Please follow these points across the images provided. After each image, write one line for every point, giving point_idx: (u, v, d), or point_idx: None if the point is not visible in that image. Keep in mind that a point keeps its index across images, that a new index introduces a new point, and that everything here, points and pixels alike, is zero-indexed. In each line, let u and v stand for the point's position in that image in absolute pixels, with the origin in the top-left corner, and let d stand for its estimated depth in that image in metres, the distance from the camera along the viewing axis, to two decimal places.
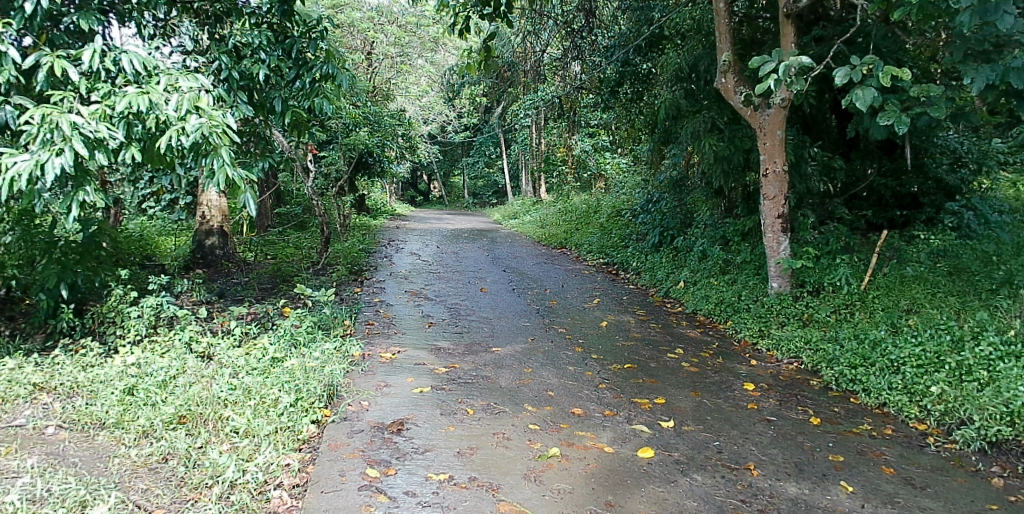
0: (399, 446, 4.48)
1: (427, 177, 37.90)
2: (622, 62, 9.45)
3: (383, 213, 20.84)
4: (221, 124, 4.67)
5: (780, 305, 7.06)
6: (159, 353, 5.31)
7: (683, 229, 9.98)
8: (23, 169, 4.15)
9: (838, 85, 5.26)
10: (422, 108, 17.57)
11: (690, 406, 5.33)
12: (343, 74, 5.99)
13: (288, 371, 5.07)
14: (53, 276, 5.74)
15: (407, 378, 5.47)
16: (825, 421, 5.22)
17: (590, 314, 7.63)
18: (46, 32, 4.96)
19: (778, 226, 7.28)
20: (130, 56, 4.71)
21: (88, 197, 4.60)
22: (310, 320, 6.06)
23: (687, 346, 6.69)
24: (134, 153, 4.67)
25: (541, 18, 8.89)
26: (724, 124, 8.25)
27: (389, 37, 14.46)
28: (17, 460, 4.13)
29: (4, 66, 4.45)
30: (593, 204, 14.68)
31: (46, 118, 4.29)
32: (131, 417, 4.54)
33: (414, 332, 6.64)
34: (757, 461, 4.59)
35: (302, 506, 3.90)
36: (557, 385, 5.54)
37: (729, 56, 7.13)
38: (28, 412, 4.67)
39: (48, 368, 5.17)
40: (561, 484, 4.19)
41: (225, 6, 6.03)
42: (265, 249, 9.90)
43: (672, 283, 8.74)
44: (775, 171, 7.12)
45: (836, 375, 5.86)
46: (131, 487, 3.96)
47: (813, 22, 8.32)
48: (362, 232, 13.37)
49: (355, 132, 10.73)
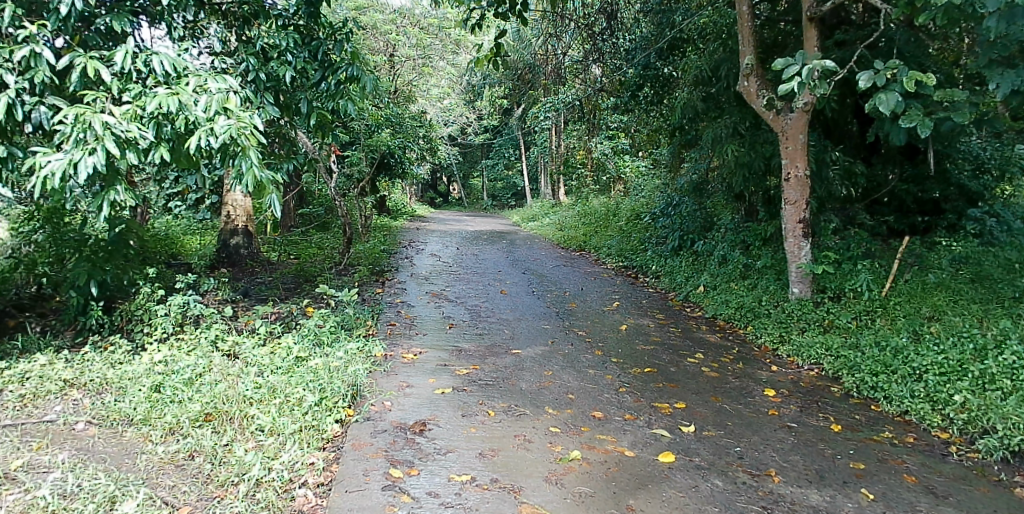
0: (422, 446, 4.51)
1: (446, 180, 38.08)
2: (643, 66, 9.39)
3: (403, 214, 20.86)
4: (249, 126, 4.73)
5: (801, 310, 7.03)
6: (185, 351, 5.35)
7: (703, 233, 9.92)
8: (56, 168, 4.24)
9: (861, 90, 5.22)
10: (443, 110, 17.57)
11: (711, 411, 5.33)
12: (368, 76, 6.04)
13: (312, 370, 5.11)
14: (83, 273, 5.77)
15: (429, 379, 5.51)
16: (846, 428, 5.19)
17: (609, 317, 7.63)
18: (79, 33, 5.00)
19: (799, 231, 7.25)
20: (160, 58, 4.79)
21: (119, 197, 4.67)
22: (333, 320, 6.12)
23: (708, 351, 6.68)
24: (164, 154, 4.71)
25: (563, 20, 8.98)
26: (746, 129, 8.26)
27: (412, 39, 14.29)
28: (48, 455, 4.19)
29: (39, 68, 4.55)
30: (612, 207, 14.69)
31: (80, 118, 4.37)
32: (158, 414, 4.59)
33: (435, 333, 6.69)
34: (778, 467, 4.58)
35: (326, 505, 3.94)
36: (578, 387, 5.57)
37: (752, 59, 7.12)
38: (58, 408, 4.74)
39: (78, 364, 5.24)
40: (583, 487, 4.20)
41: (252, 7, 5.93)
42: (289, 248, 9.98)
43: (692, 287, 8.69)
44: (797, 176, 7.11)
45: (857, 383, 5.81)
46: (159, 484, 4.00)
47: (835, 26, 8.30)
48: (383, 233, 13.46)
49: (378, 133, 10.70)
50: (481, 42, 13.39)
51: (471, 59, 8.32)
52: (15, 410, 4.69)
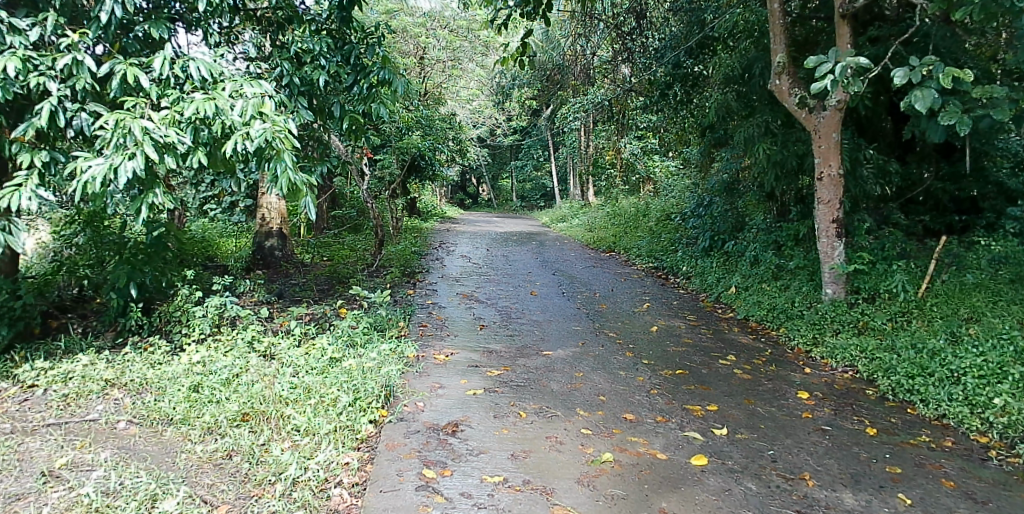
0: (455, 447, 4.53)
1: (475, 181, 38.28)
2: (673, 66, 9.35)
3: (433, 215, 20.96)
4: (284, 130, 4.79)
5: (835, 311, 6.93)
6: (222, 352, 5.45)
7: (735, 233, 9.82)
8: (97, 173, 4.34)
9: (896, 87, 5.14)
10: (472, 112, 17.62)
11: (744, 414, 5.28)
12: (400, 80, 6.09)
13: (346, 371, 5.18)
14: (123, 276, 5.87)
15: (461, 380, 5.54)
16: (881, 432, 5.11)
17: (640, 319, 7.60)
18: (118, 40, 5.10)
19: (833, 231, 7.16)
20: (197, 63, 4.87)
21: (158, 200, 4.76)
22: (366, 320, 6.19)
23: (740, 353, 6.63)
24: (201, 158, 4.80)
25: (591, 21, 9.00)
26: (777, 128, 8.19)
27: (441, 42, 14.35)
28: (91, 453, 4.29)
29: (80, 75, 4.65)
30: (642, 207, 14.61)
31: (120, 124, 4.47)
32: (197, 413, 4.67)
33: (466, 334, 6.71)
34: (813, 471, 4.53)
35: (361, 505, 3.98)
36: (609, 389, 5.56)
37: (784, 57, 7.04)
38: (100, 407, 4.85)
39: (119, 364, 5.36)
40: (615, 489, 4.20)
41: (287, 12, 6.05)
42: (322, 250, 10.09)
43: (723, 288, 8.62)
44: (830, 175, 7.03)
45: (892, 385, 5.72)
46: (198, 482, 4.08)
47: (867, 23, 8.17)
48: (414, 235, 13.53)
49: (409, 135, 10.77)
50: (510, 43, 13.42)
51: (497, 59, 8.26)
52: (59, 410, 4.81)
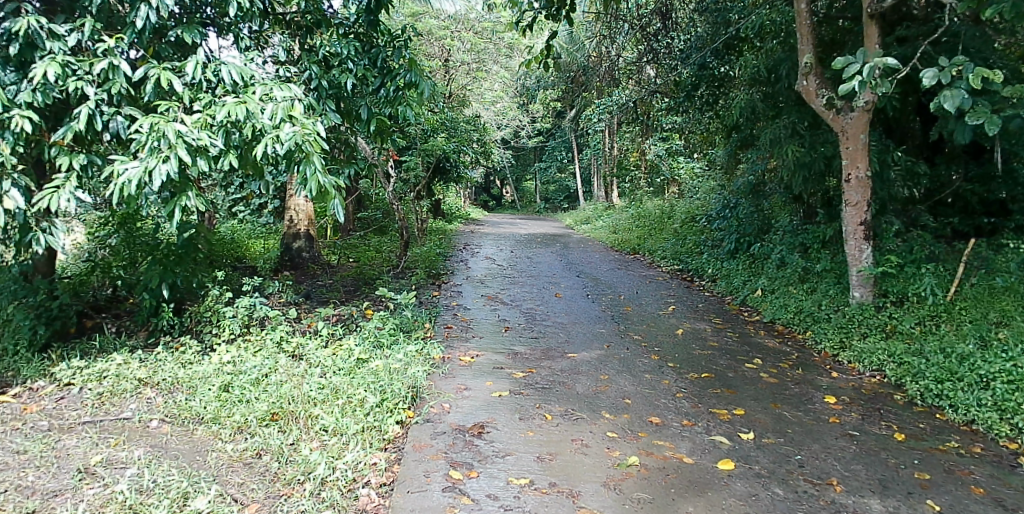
0: (481, 448, 4.55)
1: (499, 183, 38.35)
2: (699, 66, 9.32)
3: (458, 217, 21.03)
4: (313, 132, 4.84)
5: (863, 314, 6.85)
6: (252, 352, 5.52)
7: (761, 235, 9.76)
8: (132, 176, 4.43)
9: (925, 87, 5.07)
10: (496, 114, 17.67)
11: (771, 418, 5.25)
12: (426, 82, 6.12)
13: (373, 372, 5.23)
14: (156, 277, 5.97)
15: (487, 382, 5.56)
16: (909, 437, 5.05)
17: (665, 321, 7.57)
18: (153, 45, 5.19)
19: (860, 233, 7.08)
20: (229, 67, 4.95)
21: (191, 202, 4.84)
22: (392, 322, 6.24)
23: (766, 356, 6.58)
24: (233, 160, 4.87)
25: (617, 22, 9.01)
26: (804, 129, 8.12)
27: (466, 44, 14.38)
28: (125, 452, 4.36)
29: (116, 80, 4.75)
30: (667, 209, 14.54)
31: (155, 127, 4.56)
32: (227, 413, 4.74)
33: (492, 336, 6.73)
34: (840, 477, 4.49)
35: (389, 505, 4.02)
36: (634, 392, 5.55)
37: (811, 57, 6.98)
38: (134, 406, 4.94)
39: (151, 364, 5.45)
40: (641, 493, 4.19)
41: (316, 17, 6.07)
42: (348, 251, 10.18)
43: (749, 291, 8.57)
44: (858, 177, 6.96)
45: (921, 390, 5.65)
46: (228, 481, 4.13)
47: (896, 22, 8.07)
48: (439, 236, 13.58)
49: (434, 137, 10.82)
50: (534, 45, 13.44)
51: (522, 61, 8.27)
52: (93, 408, 4.90)
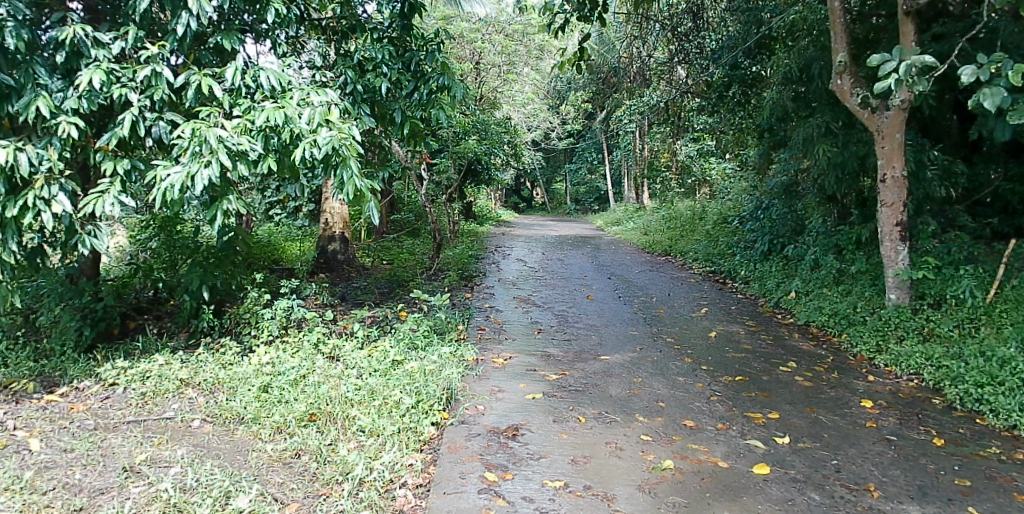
0: (515, 451, 4.57)
1: (528, 184, 38.42)
2: (730, 66, 9.39)
3: (489, 219, 21.11)
4: (350, 136, 4.89)
5: (899, 317, 6.76)
6: (290, 353, 5.61)
7: (794, 236, 9.66)
8: (176, 181, 4.52)
9: (963, 85, 4.97)
10: (527, 116, 17.70)
11: (807, 422, 5.20)
12: (459, 85, 6.13)
13: (409, 374, 5.28)
14: (196, 279, 6.08)
15: (520, 384, 5.58)
16: (949, 442, 4.97)
17: (698, 324, 7.54)
18: (194, 52, 5.30)
19: (896, 234, 6.98)
20: (267, 73, 5.03)
21: (232, 206, 4.94)
22: (426, 324, 6.29)
23: (801, 360, 6.52)
24: (272, 164, 4.95)
25: (647, 22, 8.86)
26: (838, 128, 8.02)
27: (497, 47, 14.44)
28: (169, 451, 4.46)
29: (159, 86, 4.85)
30: (699, 210, 14.45)
31: (196, 133, 4.65)
32: (266, 413, 4.82)
33: (525, 338, 6.75)
34: (878, 482, 4.44)
35: (425, 506, 4.05)
36: (668, 395, 5.53)
37: (846, 56, 6.87)
38: (176, 405, 5.05)
39: (192, 364, 5.56)
40: (676, 497, 4.18)
41: (350, 22, 6.20)
42: (381, 254, 10.28)
43: (783, 293, 8.49)
44: (894, 177, 6.85)
45: (960, 395, 5.56)
46: (269, 480, 4.20)
47: (933, 19, 7.91)
48: (470, 238, 13.66)
49: (465, 140, 10.85)
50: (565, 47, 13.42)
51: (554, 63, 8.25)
52: (138, 407, 5.02)
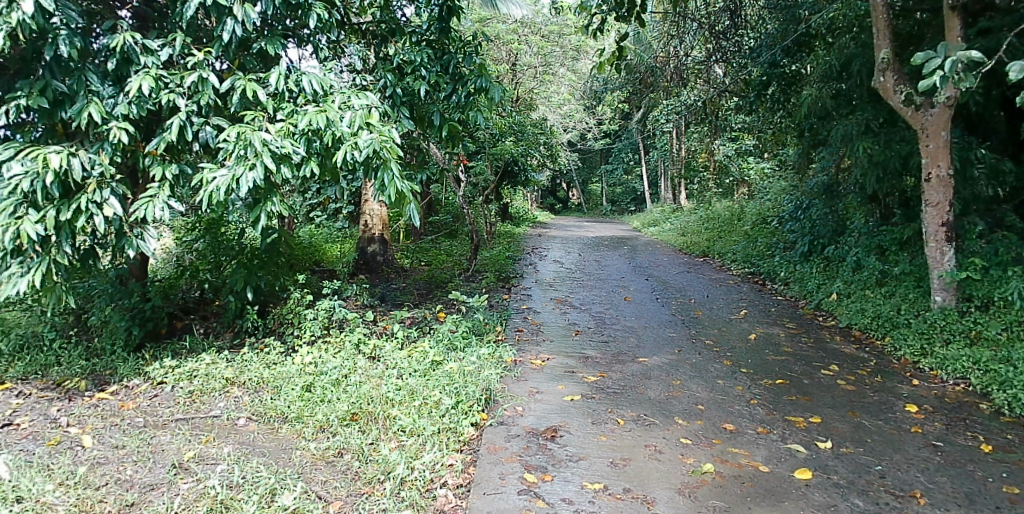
0: (554, 452, 4.58)
1: (563, 185, 38.41)
2: (769, 64, 9.19)
3: (525, 220, 21.16)
4: (390, 139, 4.94)
5: (945, 320, 6.62)
6: (332, 352, 5.71)
7: (835, 237, 9.51)
8: (221, 184, 4.63)
9: (1012, 81, 4.84)
10: (563, 117, 17.69)
11: (850, 427, 5.12)
12: (497, 87, 6.19)
13: (448, 374, 5.33)
14: (241, 280, 6.24)
15: (558, 386, 5.59)
16: (998, 449, 4.85)
17: (738, 326, 7.46)
18: (239, 58, 5.41)
19: (942, 235, 6.83)
20: (309, 77, 5.12)
21: (275, 208, 5.02)
22: (464, 325, 6.33)
23: (844, 363, 6.41)
24: (314, 167, 5.02)
25: (684, 21, 8.88)
26: (879, 126, 7.87)
27: (534, 48, 14.46)
28: (215, 448, 4.57)
29: (205, 91, 4.97)
30: (738, 211, 14.30)
31: (241, 136, 4.74)
32: (309, 412, 4.90)
33: (563, 340, 6.76)
34: (924, 489, 4.35)
35: (466, 506, 4.09)
36: (707, 398, 5.49)
37: (888, 53, 6.73)
38: (222, 404, 5.16)
39: (237, 363, 5.69)
40: (717, 501, 4.16)
41: (390, 25, 6.30)
42: (420, 255, 10.38)
43: (824, 295, 8.36)
44: (939, 176, 6.71)
45: (1009, 400, 5.41)
46: (313, 478, 4.27)
47: (978, 13, 7.71)
48: (506, 239, 13.72)
49: (502, 142, 10.88)
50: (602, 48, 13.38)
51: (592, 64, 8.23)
52: (185, 405, 5.15)
